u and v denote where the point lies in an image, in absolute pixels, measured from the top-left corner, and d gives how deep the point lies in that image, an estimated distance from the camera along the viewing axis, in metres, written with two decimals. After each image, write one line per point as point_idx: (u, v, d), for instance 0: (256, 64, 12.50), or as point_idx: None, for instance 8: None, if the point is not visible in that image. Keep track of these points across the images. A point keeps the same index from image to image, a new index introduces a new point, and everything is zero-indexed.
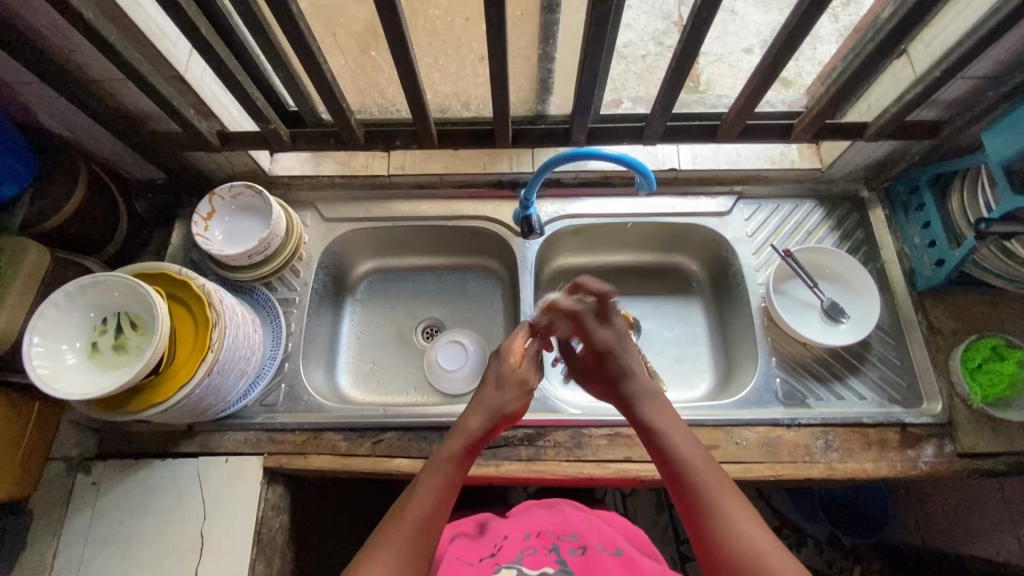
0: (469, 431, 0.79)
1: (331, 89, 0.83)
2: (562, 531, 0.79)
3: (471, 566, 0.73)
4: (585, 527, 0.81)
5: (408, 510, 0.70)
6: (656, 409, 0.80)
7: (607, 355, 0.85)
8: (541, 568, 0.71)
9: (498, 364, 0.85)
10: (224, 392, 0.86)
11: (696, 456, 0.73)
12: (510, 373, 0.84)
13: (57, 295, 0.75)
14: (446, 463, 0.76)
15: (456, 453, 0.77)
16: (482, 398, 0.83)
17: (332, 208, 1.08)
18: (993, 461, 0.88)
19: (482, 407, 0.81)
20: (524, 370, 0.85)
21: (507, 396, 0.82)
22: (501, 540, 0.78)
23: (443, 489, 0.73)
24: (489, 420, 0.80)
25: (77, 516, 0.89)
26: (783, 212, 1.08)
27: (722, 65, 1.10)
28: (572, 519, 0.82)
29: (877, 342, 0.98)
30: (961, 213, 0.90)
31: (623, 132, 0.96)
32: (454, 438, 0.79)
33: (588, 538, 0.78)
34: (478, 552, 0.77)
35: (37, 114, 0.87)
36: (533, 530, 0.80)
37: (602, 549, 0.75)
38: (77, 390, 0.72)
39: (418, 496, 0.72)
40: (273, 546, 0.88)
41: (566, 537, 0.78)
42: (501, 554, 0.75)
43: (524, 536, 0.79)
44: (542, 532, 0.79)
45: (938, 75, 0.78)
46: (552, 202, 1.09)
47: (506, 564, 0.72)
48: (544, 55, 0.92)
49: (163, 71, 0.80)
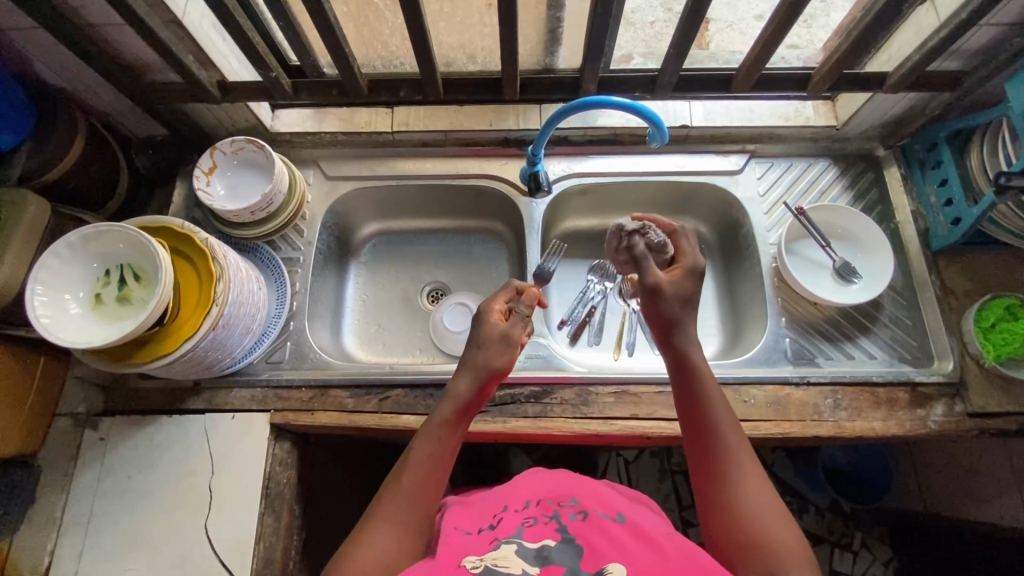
0: (458, 395, 0.74)
1: (335, 37, 0.80)
2: (561, 495, 0.72)
3: (467, 542, 0.65)
4: (585, 491, 0.73)
5: (404, 479, 0.69)
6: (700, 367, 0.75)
7: (702, 275, 0.78)
8: (542, 540, 0.64)
9: (479, 326, 0.79)
10: (229, 348, 0.85)
11: (733, 432, 0.69)
12: (491, 330, 0.78)
13: (58, 244, 0.73)
14: (439, 429, 0.73)
15: (448, 418, 0.74)
16: (466, 358, 0.78)
17: (335, 166, 1.07)
18: (1003, 421, 0.88)
19: (467, 369, 0.76)
20: (507, 325, 0.78)
21: (491, 356, 0.76)
22: (498, 510, 0.71)
23: (438, 454, 0.71)
24: (476, 381, 0.75)
25: (86, 471, 0.90)
26: (797, 171, 1.06)
27: (733, 32, 1.04)
28: (571, 484, 0.75)
29: (888, 302, 0.97)
30: (981, 170, 0.87)
31: (634, 83, 0.94)
32: (446, 403, 0.75)
33: (588, 503, 0.71)
34: (473, 523, 0.70)
35: (33, 64, 0.84)
36: (530, 498, 0.73)
37: (605, 516, 0.68)
38: (81, 340, 0.71)
39: (413, 463, 0.70)
40: (280, 501, 0.89)
41: (566, 503, 0.70)
42: (501, 527, 0.68)
43: (522, 505, 0.72)
44: (541, 499, 0.72)
45: (964, 18, 0.75)
46: (560, 160, 1.07)
47: (506, 539, 0.65)
48: (554, 3, 0.88)
49: (160, 14, 0.77)
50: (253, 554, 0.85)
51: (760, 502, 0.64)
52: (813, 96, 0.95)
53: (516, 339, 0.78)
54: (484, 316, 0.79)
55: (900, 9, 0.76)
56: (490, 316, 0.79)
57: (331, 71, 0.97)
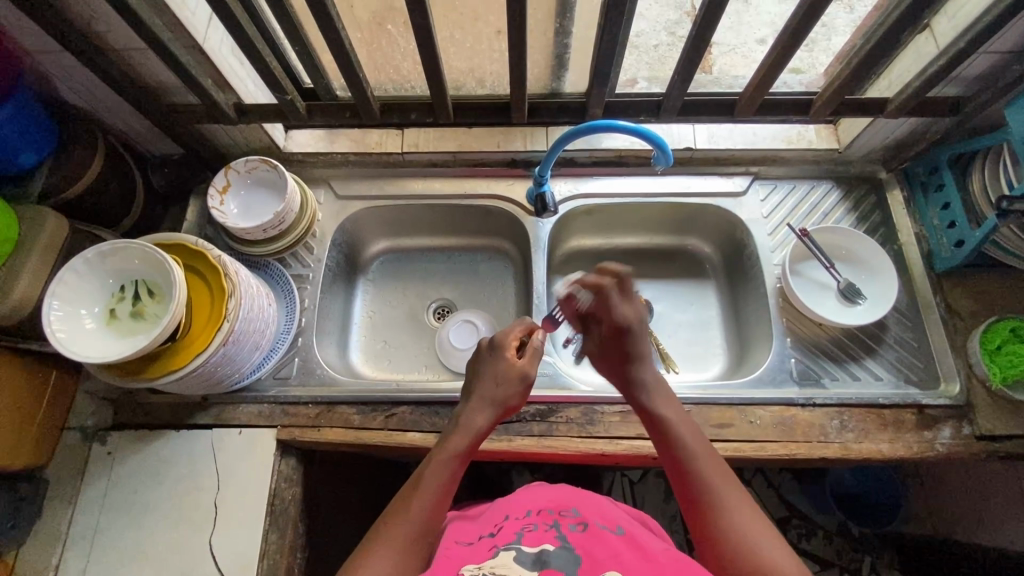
0: (475, 429, 0.76)
1: (350, 62, 0.83)
2: (562, 505, 0.73)
3: (468, 552, 0.66)
4: (586, 503, 0.74)
5: (413, 505, 0.69)
6: (665, 402, 0.78)
7: (629, 332, 0.83)
8: (541, 545, 0.64)
9: (496, 359, 0.81)
10: (238, 363, 0.86)
11: (702, 451, 0.71)
12: (509, 367, 0.80)
13: (77, 261, 0.75)
14: (451, 459, 0.73)
15: (460, 449, 0.74)
16: (482, 392, 0.80)
17: (345, 186, 1.09)
18: (1011, 444, 0.87)
19: (483, 402, 0.79)
20: (525, 363, 0.81)
21: (507, 393, 0.80)
22: (499, 521, 0.72)
23: (448, 483, 0.72)
24: (492, 417, 0.78)
25: (92, 484, 0.90)
26: (800, 193, 1.07)
27: (735, 56, 1.08)
28: (571, 495, 0.76)
29: (894, 324, 0.97)
30: (982, 193, 0.88)
31: (640, 107, 0.96)
32: (459, 434, 0.76)
33: (588, 514, 0.71)
34: (474, 535, 0.71)
35: (57, 86, 0.87)
36: (531, 506, 0.73)
37: (604, 526, 0.69)
38: (94, 354, 0.73)
39: (423, 491, 0.70)
40: (285, 518, 0.88)
41: (566, 512, 0.71)
42: (501, 535, 0.68)
43: (523, 514, 0.73)
44: (542, 508, 0.72)
45: (962, 47, 0.77)
46: (566, 181, 1.09)
47: (505, 545, 0.65)
48: (561, 30, 0.91)
49: (182, 39, 0.80)
50: (257, 571, 0.84)
51: (746, 522, 0.64)
52: (815, 119, 0.97)
53: (531, 378, 0.81)
54: (501, 351, 0.82)
55: (899, 38, 0.78)
56: (506, 352, 0.82)
57: (345, 93, 1.00)
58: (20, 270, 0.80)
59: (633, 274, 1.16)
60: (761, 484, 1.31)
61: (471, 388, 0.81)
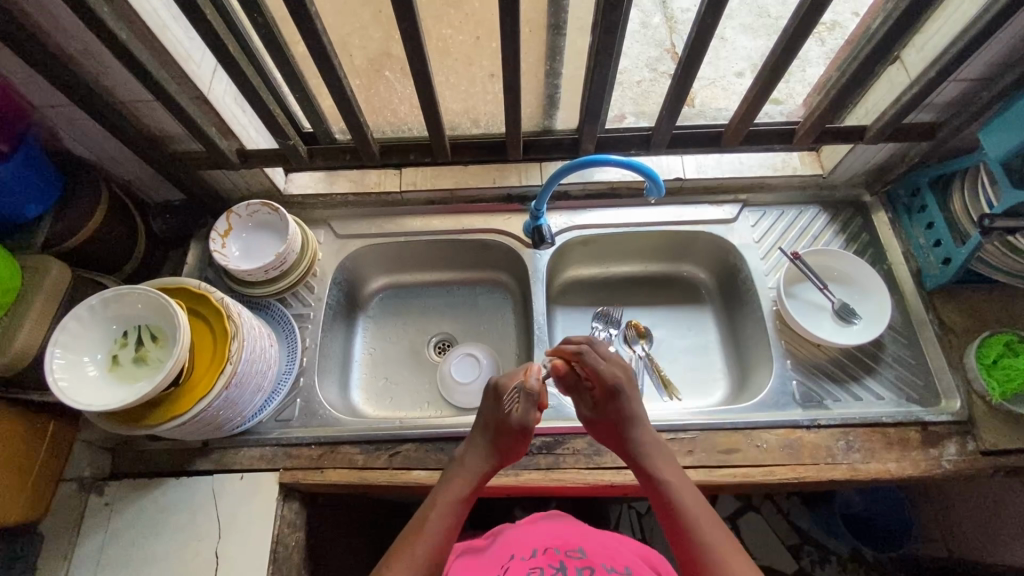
0: (471, 473, 0.77)
1: (352, 107, 0.86)
2: (568, 545, 0.74)
3: None
4: (591, 541, 0.75)
5: (420, 542, 0.70)
6: (658, 455, 0.78)
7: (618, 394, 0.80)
8: None
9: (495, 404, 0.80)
10: (240, 406, 0.85)
11: (684, 487, 0.74)
12: (512, 415, 0.79)
13: (81, 308, 0.76)
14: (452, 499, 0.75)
15: (462, 493, 0.76)
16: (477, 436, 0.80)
17: (345, 225, 1.11)
18: (1016, 458, 0.87)
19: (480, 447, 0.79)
20: (522, 413, 0.79)
21: (507, 438, 0.79)
22: (505, 561, 0.73)
23: (452, 520, 0.73)
24: (488, 458, 0.79)
25: (90, 537, 0.88)
26: (789, 218, 1.10)
27: (715, 88, 1.14)
28: (578, 533, 0.77)
29: (890, 342, 0.99)
30: (965, 212, 0.91)
31: (632, 140, 0.99)
32: (455, 482, 0.77)
33: (595, 555, 0.72)
34: None
35: (62, 138, 0.89)
36: (537, 545, 0.74)
37: (609, 568, 0.69)
38: (96, 403, 0.72)
39: (433, 521, 0.72)
40: (289, 564, 0.86)
41: (572, 552, 0.72)
42: None
43: (529, 553, 0.73)
44: (548, 547, 0.73)
45: (932, 76, 0.82)
46: (562, 214, 1.11)
47: None
48: (551, 72, 0.96)
49: (188, 91, 0.84)
50: None
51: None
52: (798, 148, 1.00)
53: (530, 429, 0.79)
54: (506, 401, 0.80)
55: (872, 71, 0.82)
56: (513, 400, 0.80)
57: (343, 136, 1.03)
58: (23, 318, 0.80)
59: (630, 302, 1.17)
60: (770, 510, 1.30)
61: (475, 425, 0.82)
